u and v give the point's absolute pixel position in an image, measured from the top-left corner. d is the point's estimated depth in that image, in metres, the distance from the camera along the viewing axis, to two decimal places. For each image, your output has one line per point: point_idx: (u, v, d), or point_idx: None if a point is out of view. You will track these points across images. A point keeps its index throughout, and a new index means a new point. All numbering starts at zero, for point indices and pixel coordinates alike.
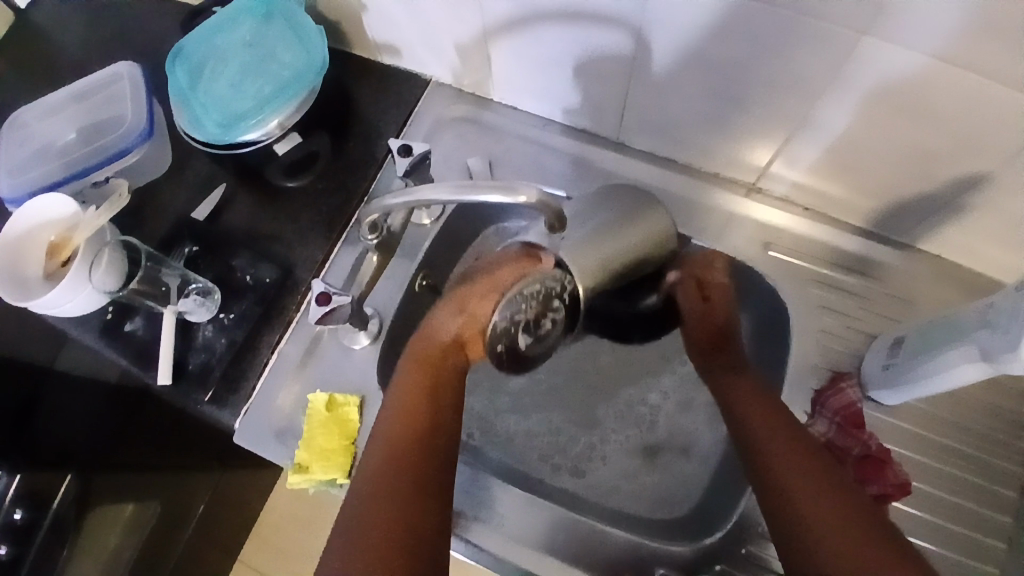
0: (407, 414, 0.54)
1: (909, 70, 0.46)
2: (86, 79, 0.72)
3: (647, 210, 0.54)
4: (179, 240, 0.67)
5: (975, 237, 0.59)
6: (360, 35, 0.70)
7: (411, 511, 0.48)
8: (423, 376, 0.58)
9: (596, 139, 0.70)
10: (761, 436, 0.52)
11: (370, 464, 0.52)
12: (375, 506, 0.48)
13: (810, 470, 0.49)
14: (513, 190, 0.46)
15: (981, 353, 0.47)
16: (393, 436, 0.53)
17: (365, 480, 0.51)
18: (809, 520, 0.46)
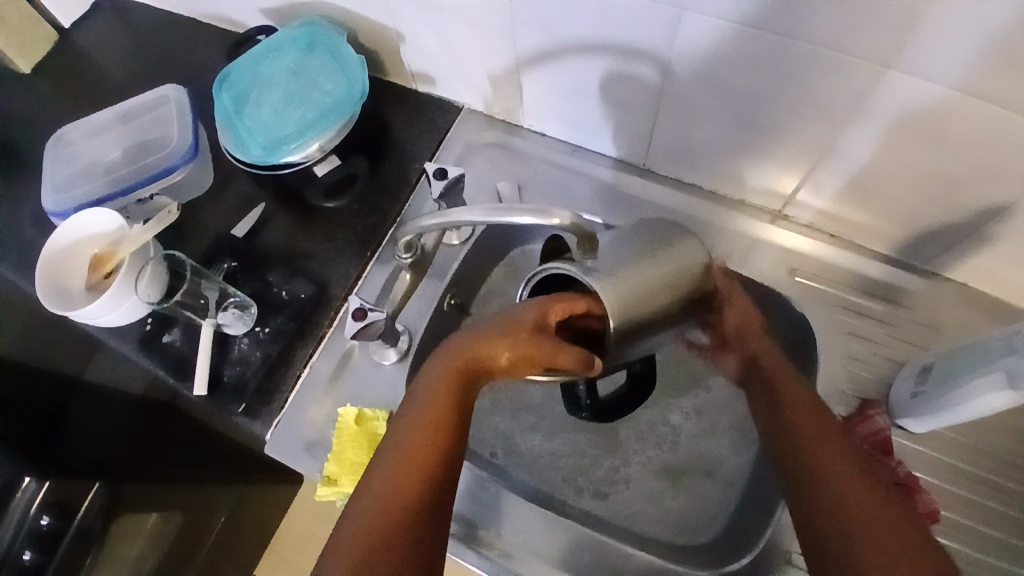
0: (434, 429, 0.47)
1: (932, 101, 0.47)
2: (133, 101, 0.76)
3: (677, 242, 0.49)
4: (219, 256, 0.70)
5: (1002, 266, 0.59)
6: (397, 64, 0.73)
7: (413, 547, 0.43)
8: (452, 399, 0.48)
9: (621, 165, 0.72)
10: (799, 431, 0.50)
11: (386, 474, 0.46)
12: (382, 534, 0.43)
13: (853, 464, 0.47)
14: (547, 212, 0.48)
15: (1008, 379, 0.47)
16: (409, 462, 0.46)
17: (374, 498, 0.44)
18: (841, 515, 0.44)
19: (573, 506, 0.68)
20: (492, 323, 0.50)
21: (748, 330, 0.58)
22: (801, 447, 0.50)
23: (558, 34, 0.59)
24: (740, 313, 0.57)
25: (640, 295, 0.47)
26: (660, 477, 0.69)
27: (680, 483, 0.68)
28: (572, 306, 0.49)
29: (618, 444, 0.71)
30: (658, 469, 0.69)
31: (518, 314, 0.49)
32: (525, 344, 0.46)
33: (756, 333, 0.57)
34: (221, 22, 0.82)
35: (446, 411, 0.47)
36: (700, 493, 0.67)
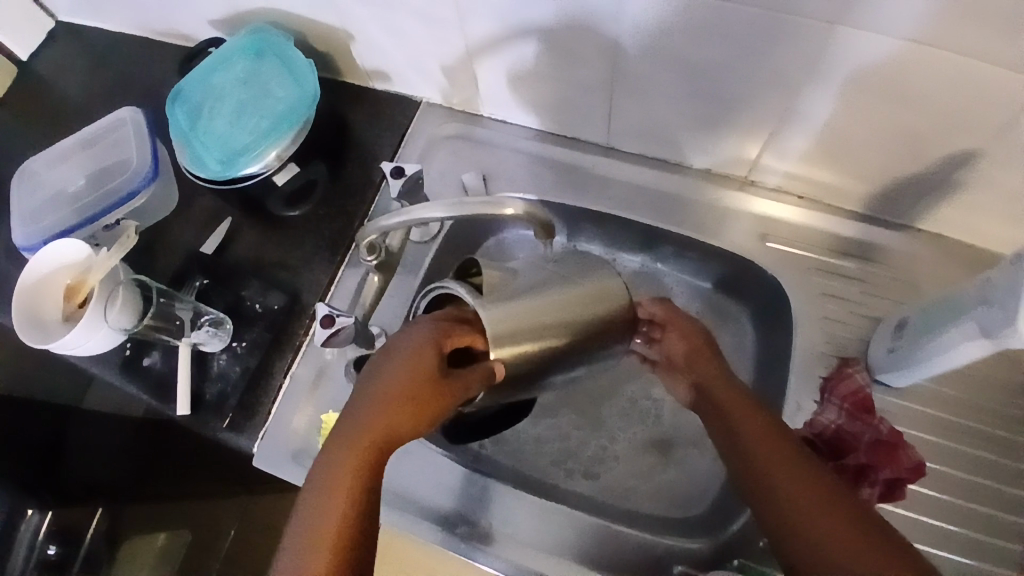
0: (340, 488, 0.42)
1: (885, 54, 0.46)
2: (92, 126, 0.75)
3: (586, 274, 0.50)
4: (190, 274, 0.69)
5: (975, 214, 0.58)
6: (351, 64, 0.72)
7: None
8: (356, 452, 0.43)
9: (588, 146, 0.71)
10: (756, 449, 0.51)
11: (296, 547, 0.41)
12: None
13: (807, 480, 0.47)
14: (500, 203, 0.48)
15: (981, 330, 0.46)
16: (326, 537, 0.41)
17: None
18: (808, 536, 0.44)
19: (565, 489, 0.68)
20: (384, 371, 0.47)
21: (693, 355, 0.60)
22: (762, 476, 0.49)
23: (505, 19, 0.58)
24: (683, 339, 0.61)
25: (539, 323, 0.47)
26: (649, 454, 0.69)
27: (669, 458, 0.68)
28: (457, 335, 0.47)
29: (604, 425, 0.71)
30: (646, 446, 0.69)
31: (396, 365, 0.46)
32: (421, 380, 0.45)
33: (703, 360, 0.60)
34: (172, 37, 0.81)
35: (354, 473, 0.43)
36: (689, 466, 0.67)
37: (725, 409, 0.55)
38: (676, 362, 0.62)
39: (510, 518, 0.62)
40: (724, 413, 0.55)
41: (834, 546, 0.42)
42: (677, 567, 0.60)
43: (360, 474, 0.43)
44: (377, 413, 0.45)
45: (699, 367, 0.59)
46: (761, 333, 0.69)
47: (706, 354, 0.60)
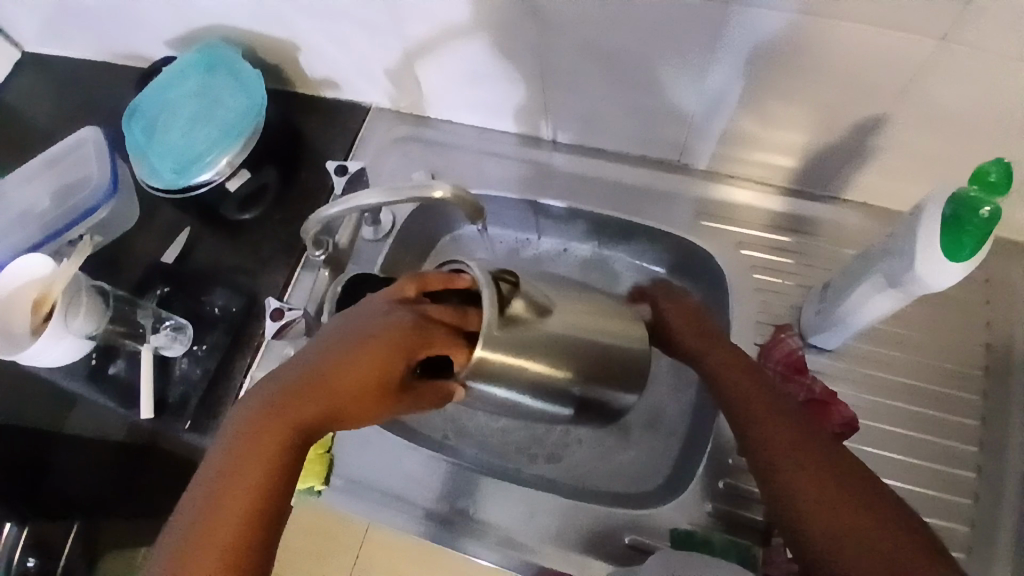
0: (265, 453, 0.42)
1: (780, 29, 0.50)
2: (55, 147, 0.78)
3: (607, 320, 0.52)
4: (152, 283, 0.72)
5: (895, 178, 0.61)
6: (302, 75, 0.76)
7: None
8: (295, 419, 0.43)
9: (538, 141, 0.74)
10: (763, 423, 0.51)
11: (207, 499, 0.41)
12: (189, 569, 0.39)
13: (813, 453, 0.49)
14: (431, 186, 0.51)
15: (888, 280, 0.49)
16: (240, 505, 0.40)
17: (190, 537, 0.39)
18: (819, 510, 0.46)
19: (529, 474, 0.70)
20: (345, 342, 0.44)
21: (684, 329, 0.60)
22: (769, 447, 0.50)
23: (436, 20, 0.61)
24: (681, 318, 0.61)
25: (539, 349, 0.46)
26: (608, 435, 0.70)
27: (628, 436, 0.70)
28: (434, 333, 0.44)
29: None
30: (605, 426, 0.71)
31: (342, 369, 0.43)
32: (382, 368, 0.43)
33: (708, 338, 0.59)
34: (131, 60, 0.84)
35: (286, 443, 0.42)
36: (647, 443, 0.69)
37: (735, 390, 0.54)
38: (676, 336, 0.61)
39: (472, 501, 0.64)
40: (736, 395, 0.54)
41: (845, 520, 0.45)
42: (627, 535, 0.61)
43: (280, 476, 0.42)
44: (327, 382, 0.43)
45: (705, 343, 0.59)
46: None
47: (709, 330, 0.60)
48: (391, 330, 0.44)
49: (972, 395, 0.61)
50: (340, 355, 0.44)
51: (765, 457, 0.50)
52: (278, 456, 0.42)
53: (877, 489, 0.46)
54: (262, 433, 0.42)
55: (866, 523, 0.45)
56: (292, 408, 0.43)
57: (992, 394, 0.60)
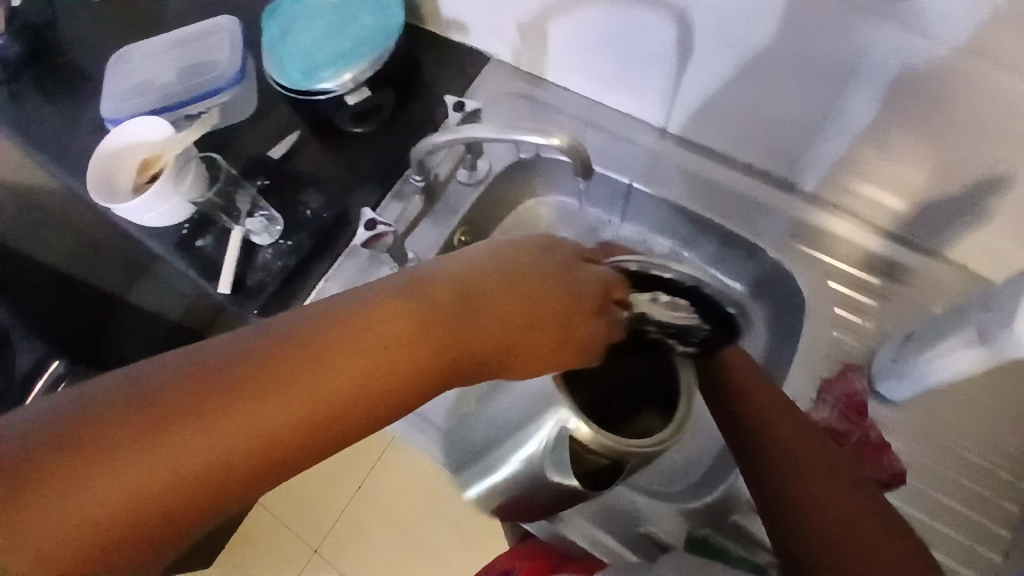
0: (364, 371, 0.39)
1: (931, 63, 0.49)
2: (189, 26, 0.81)
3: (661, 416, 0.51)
4: (255, 173, 0.76)
5: (1002, 246, 0.59)
6: (434, 11, 0.77)
7: (250, 456, 0.36)
8: (413, 356, 0.40)
9: (647, 129, 0.75)
10: (780, 445, 0.50)
11: (298, 368, 0.38)
12: (236, 428, 0.36)
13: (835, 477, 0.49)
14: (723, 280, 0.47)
15: (980, 335, 0.47)
16: (315, 410, 0.38)
17: (262, 398, 0.37)
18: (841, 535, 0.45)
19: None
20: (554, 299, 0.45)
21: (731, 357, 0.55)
22: (791, 471, 0.49)
23: None
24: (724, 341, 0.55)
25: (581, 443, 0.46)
26: None
27: None
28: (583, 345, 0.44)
29: None
30: None
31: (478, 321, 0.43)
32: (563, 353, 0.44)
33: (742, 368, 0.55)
34: None
35: (390, 376, 0.40)
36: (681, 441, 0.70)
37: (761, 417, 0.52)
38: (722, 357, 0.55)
39: None
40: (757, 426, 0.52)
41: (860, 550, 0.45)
42: (644, 527, 0.61)
43: (358, 401, 0.39)
44: (490, 335, 0.43)
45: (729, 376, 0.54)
46: (772, 332, 0.72)
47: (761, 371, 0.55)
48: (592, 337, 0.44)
49: (1021, 478, 0.59)
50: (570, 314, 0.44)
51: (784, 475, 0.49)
52: (367, 364, 0.39)
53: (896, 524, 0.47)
54: (375, 352, 0.40)
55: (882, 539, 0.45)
56: (420, 342, 0.41)
57: None
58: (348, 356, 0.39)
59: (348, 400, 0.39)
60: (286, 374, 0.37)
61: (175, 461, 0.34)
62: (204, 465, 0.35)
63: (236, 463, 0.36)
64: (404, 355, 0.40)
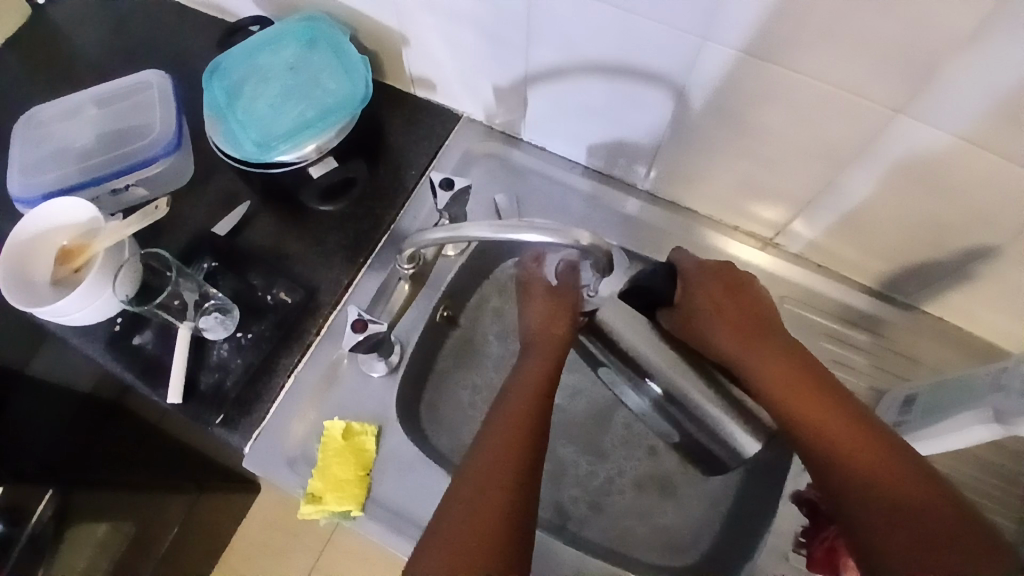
0: (528, 386, 0.52)
1: (936, 147, 0.49)
2: (110, 84, 0.70)
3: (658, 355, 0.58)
4: (200, 254, 0.66)
5: (980, 305, 0.62)
6: (397, 68, 0.72)
7: (496, 477, 0.46)
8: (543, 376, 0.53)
9: (632, 191, 0.72)
10: (808, 416, 0.50)
11: (490, 427, 0.50)
12: (482, 474, 0.47)
13: (878, 455, 0.46)
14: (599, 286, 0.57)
15: (995, 415, 0.50)
16: (509, 427, 0.49)
17: (483, 449, 0.48)
18: (890, 520, 0.43)
19: (573, 530, 0.66)
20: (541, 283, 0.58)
21: (721, 318, 0.56)
22: (828, 453, 0.48)
23: (571, 52, 0.58)
24: (711, 300, 0.57)
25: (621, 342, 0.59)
26: (649, 493, 0.68)
27: (672, 496, 0.68)
28: (554, 307, 0.56)
29: (607, 454, 0.70)
30: (645, 482, 0.69)
31: (553, 325, 0.56)
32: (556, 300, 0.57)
33: (763, 343, 0.55)
34: (210, 7, 0.78)
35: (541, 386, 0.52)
36: (689, 509, 0.67)
37: (779, 390, 0.52)
38: (718, 313, 0.56)
39: None
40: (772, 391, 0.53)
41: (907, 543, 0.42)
42: None
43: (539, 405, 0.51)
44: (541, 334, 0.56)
45: (762, 340, 0.55)
46: None
47: (767, 328, 0.55)
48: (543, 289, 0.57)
49: (1005, 522, 0.63)
50: (551, 289, 0.57)
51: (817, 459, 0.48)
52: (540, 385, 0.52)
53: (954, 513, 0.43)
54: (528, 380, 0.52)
55: (931, 518, 0.43)
56: (539, 368, 0.54)
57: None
58: (519, 396, 0.51)
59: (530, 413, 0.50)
60: (488, 436, 0.49)
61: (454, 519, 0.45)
62: (479, 505, 0.45)
63: (487, 495, 0.45)
64: (545, 377, 0.53)
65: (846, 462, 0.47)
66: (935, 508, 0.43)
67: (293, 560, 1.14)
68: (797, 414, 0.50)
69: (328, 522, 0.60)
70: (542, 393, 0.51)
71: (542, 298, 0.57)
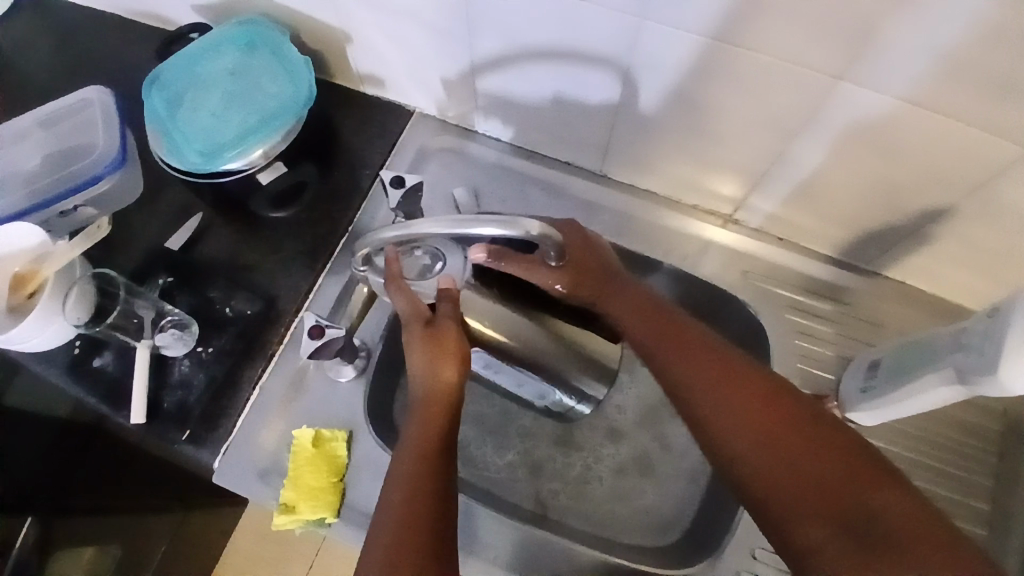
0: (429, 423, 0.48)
1: (880, 111, 0.49)
2: (55, 103, 0.68)
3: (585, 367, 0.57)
4: (155, 271, 0.65)
5: (941, 265, 0.63)
6: (344, 67, 0.70)
7: (415, 510, 0.44)
8: (440, 414, 0.49)
9: (531, 156, 0.72)
10: (701, 390, 0.48)
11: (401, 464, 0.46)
12: (403, 510, 0.44)
13: (779, 438, 0.44)
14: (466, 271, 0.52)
15: (957, 374, 0.50)
16: (416, 460, 0.46)
17: (400, 484, 0.45)
18: (794, 502, 0.41)
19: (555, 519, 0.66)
20: (413, 322, 0.50)
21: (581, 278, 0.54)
22: (719, 433, 0.46)
23: (514, 38, 0.57)
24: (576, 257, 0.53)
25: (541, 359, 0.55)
26: (628, 477, 0.68)
27: (652, 479, 0.68)
28: (444, 346, 0.49)
29: (583, 442, 0.70)
30: (623, 466, 0.69)
31: (444, 370, 0.49)
32: (438, 337, 0.49)
33: (618, 298, 0.54)
34: (151, 20, 0.76)
35: (438, 417, 0.49)
36: (669, 492, 0.67)
37: (667, 359, 0.51)
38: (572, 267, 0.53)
39: (490, 544, 0.61)
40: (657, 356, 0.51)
41: (819, 532, 0.40)
42: None
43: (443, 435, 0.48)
44: (430, 382, 0.49)
45: (609, 292, 0.54)
46: None
47: (609, 278, 0.54)
48: (438, 332, 0.49)
49: (979, 478, 0.64)
50: (437, 322, 0.50)
51: (720, 447, 0.46)
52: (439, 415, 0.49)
53: (863, 488, 0.40)
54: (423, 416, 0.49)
55: (852, 497, 0.40)
56: (430, 410, 0.49)
57: (1000, 480, 0.63)
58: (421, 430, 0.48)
59: (434, 444, 0.47)
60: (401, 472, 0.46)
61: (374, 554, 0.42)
62: (400, 539, 0.42)
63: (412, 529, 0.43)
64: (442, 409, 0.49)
65: (739, 445, 0.45)
66: (848, 485, 0.41)
67: (287, 572, 1.14)
68: (688, 390, 0.49)
69: (305, 531, 0.59)
70: (444, 423, 0.49)
71: (421, 340, 0.49)
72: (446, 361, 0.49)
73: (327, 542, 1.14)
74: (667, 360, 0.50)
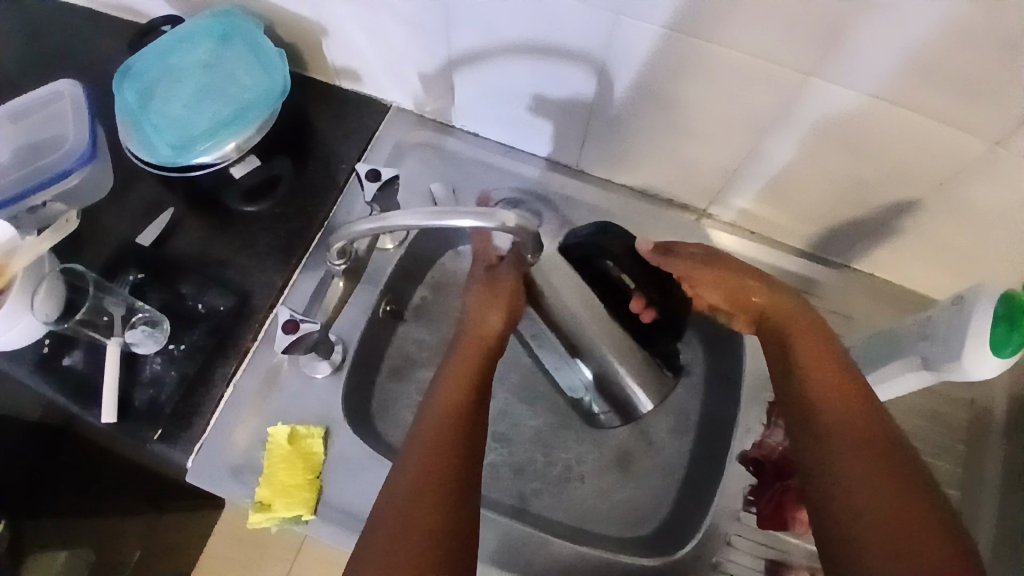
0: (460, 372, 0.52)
1: (849, 106, 0.50)
2: (25, 97, 0.67)
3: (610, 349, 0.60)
4: (124, 266, 0.64)
5: (912, 259, 0.64)
6: (319, 61, 0.70)
7: (439, 447, 0.47)
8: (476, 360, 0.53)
9: (510, 151, 0.72)
10: (809, 365, 0.51)
11: (433, 406, 0.50)
12: (425, 448, 0.47)
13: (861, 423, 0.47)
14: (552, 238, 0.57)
15: (924, 362, 0.51)
16: (448, 403, 0.50)
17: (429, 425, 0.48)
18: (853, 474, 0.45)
19: (535, 513, 0.66)
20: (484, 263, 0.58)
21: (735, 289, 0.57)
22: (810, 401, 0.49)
23: (490, 33, 0.57)
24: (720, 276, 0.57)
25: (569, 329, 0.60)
26: (607, 470, 0.68)
27: (631, 472, 0.68)
28: (495, 289, 0.56)
29: (563, 436, 0.70)
30: (603, 460, 0.69)
31: (490, 316, 0.55)
32: (496, 286, 0.56)
33: (781, 303, 0.55)
34: (118, 10, 0.74)
35: (474, 364, 0.53)
36: (647, 483, 0.68)
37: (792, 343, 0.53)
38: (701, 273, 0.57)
39: None
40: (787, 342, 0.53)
41: (865, 497, 0.43)
42: None
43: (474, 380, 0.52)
44: (482, 328, 0.55)
45: (761, 303, 0.56)
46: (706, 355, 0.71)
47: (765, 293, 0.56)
48: (496, 279, 0.56)
49: (952, 467, 0.65)
50: (499, 270, 0.57)
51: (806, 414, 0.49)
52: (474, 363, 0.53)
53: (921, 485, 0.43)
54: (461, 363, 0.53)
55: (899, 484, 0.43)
56: (466, 360, 0.53)
57: (970, 469, 0.65)
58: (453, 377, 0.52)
59: (465, 388, 0.51)
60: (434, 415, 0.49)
61: (398, 490, 0.45)
62: (423, 473, 0.46)
63: (436, 462, 0.46)
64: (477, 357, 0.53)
65: (830, 415, 0.48)
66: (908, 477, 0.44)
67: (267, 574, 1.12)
68: (800, 362, 0.51)
69: (280, 529, 0.58)
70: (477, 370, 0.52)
71: (478, 280, 0.57)
72: (501, 310, 0.55)
73: (307, 540, 1.13)
74: (789, 337, 0.53)
